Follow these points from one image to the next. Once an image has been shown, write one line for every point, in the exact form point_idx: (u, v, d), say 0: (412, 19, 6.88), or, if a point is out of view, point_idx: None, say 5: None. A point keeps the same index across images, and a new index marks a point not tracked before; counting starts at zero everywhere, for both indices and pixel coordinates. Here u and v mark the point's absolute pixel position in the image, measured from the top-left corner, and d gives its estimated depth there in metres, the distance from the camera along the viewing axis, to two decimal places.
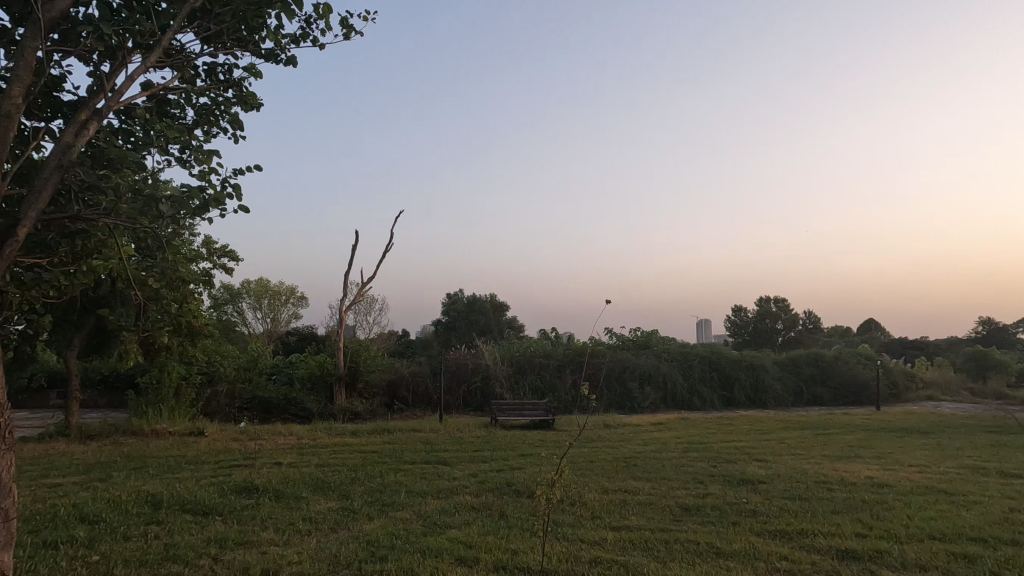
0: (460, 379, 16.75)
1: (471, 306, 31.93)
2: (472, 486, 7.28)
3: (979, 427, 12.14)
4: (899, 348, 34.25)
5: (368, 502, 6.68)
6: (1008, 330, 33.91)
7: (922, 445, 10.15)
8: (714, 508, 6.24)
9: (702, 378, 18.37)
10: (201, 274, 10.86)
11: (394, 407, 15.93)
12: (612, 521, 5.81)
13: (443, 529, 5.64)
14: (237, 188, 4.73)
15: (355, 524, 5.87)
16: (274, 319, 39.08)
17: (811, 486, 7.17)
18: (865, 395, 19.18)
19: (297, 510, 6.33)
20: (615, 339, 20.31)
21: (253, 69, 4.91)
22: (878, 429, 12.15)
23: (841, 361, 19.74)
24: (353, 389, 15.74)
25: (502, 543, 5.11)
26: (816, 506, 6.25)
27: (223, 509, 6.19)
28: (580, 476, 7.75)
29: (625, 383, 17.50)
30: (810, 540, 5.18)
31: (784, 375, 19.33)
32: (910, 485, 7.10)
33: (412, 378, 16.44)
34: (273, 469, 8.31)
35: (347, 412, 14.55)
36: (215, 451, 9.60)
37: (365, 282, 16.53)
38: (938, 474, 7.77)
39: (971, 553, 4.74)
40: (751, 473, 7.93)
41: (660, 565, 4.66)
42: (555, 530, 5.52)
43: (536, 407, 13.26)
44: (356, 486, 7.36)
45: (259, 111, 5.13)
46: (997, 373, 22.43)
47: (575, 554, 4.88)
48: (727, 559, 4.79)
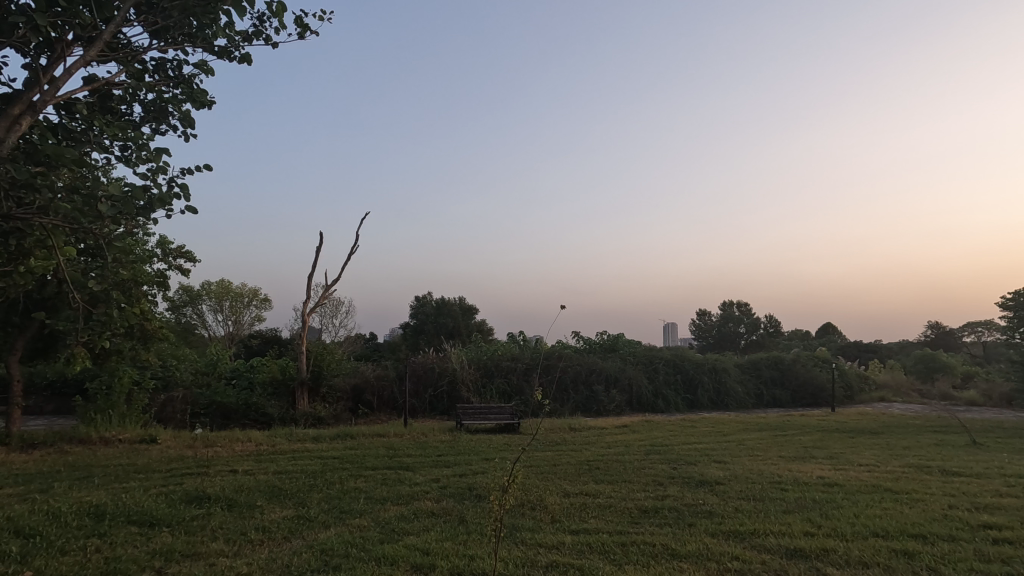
0: (426, 383, 16.64)
1: (440, 309, 31.72)
2: (434, 491, 7.22)
3: (925, 427, 12.67)
4: (854, 351, 35.52)
5: (325, 509, 6.54)
6: (955, 334, 35.58)
7: (871, 444, 10.55)
8: (672, 510, 6.33)
9: (666, 381, 18.68)
10: (155, 275, 10.49)
11: (359, 412, 15.69)
12: (572, 524, 5.84)
13: (401, 535, 5.57)
14: (185, 188, 4.59)
15: (310, 533, 5.75)
16: (236, 322, 38.05)
17: (765, 486, 7.35)
18: (821, 397, 19.82)
19: (250, 519, 6.15)
20: (582, 343, 20.46)
21: (203, 65, 4.78)
22: (833, 429, 12.56)
23: (799, 364, 20.37)
24: (315, 394, 15.41)
25: (460, 549, 5.07)
26: (769, 506, 6.40)
27: (171, 520, 5.97)
28: (542, 479, 7.76)
29: (591, 387, 17.63)
30: (761, 540, 5.31)
31: (745, 377, 19.83)
32: (858, 484, 7.35)
33: (377, 382, 16.26)
34: (228, 477, 8.07)
35: (310, 417, 14.26)
36: (168, 459, 9.28)
37: (329, 284, 16.20)
38: (886, 473, 8.09)
39: (910, 549, 4.94)
40: (709, 474, 8.08)
41: (615, 568, 4.70)
42: (514, 535, 5.52)
43: (502, 411, 13.26)
44: (313, 493, 7.20)
45: (210, 108, 4.99)
46: (943, 374, 23.52)
47: (532, 559, 4.87)
48: (681, 560, 4.87)
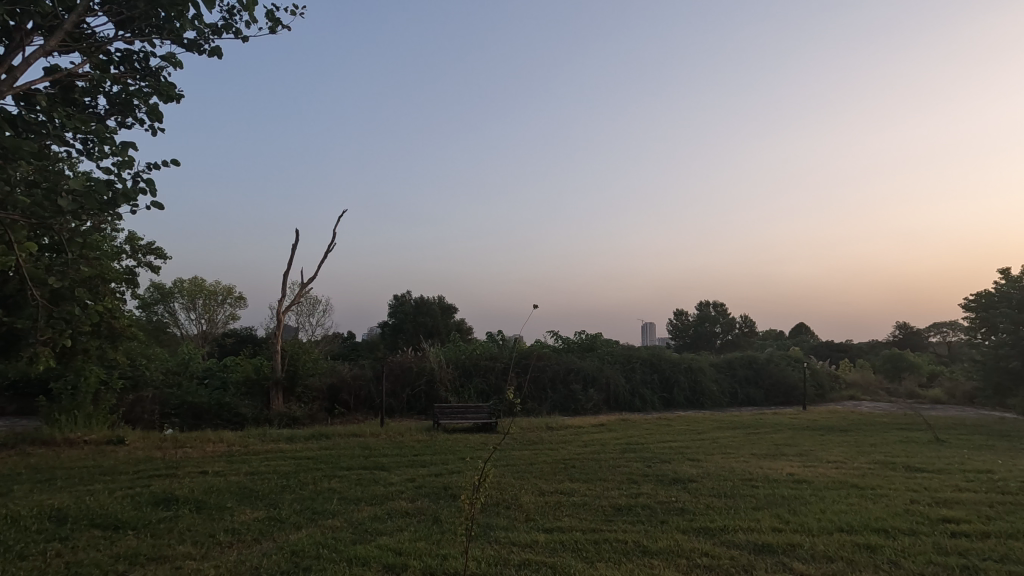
0: (404, 383, 16.53)
1: (419, 307, 31.54)
2: (409, 491, 7.18)
3: (891, 425, 13.03)
4: (826, 351, 36.36)
5: (297, 510, 6.46)
6: (921, 334, 36.64)
7: (840, 442, 10.82)
8: (644, 508, 6.40)
9: (643, 380, 18.86)
10: (123, 272, 10.21)
11: (335, 411, 15.53)
12: (546, 523, 5.87)
13: (374, 536, 5.53)
14: (151, 183, 4.48)
15: (281, 534, 5.67)
16: (210, 321, 37.30)
17: (736, 483, 7.49)
18: (793, 396, 20.23)
19: (219, 521, 6.04)
20: (561, 342, 20.52)
21: (172, 58, 4.67)
22: (803, 427, 12.84)
23: (772, 363, 20.77)
24: (290, 393, 15.15)
25: (434, 549, 5.06)
26: (740, 503, 6.52)
27: (137, 523, 5.84)
28: (518, 478, 7.76)
29: (569, 386, 17.70)
30: (730, 536, 5.40)
31: (720, 376, 20.14)
32: (826, 481, 7.53)
33: (354, 382, 16.11)
34: (197, 479, 7.90)
35: (284, 417, 14.06)
36: (135, 460, 9.06)
37: (305, 282, 15.96)
38: (852, 469, 8.30)
39: (873, 543, 5.08)
40: (683, 472, 8.18)
41: (587, 566, 4.73)
42: (488, 534, 5.53)
43: (479, 410, 13.24)
44: (285, 494, 7.09)
45: (179, 102, 4.88)
46: (910, 373, 24.24)
47: (505, 558, 4.89)
48: (652, 557, 4.93)
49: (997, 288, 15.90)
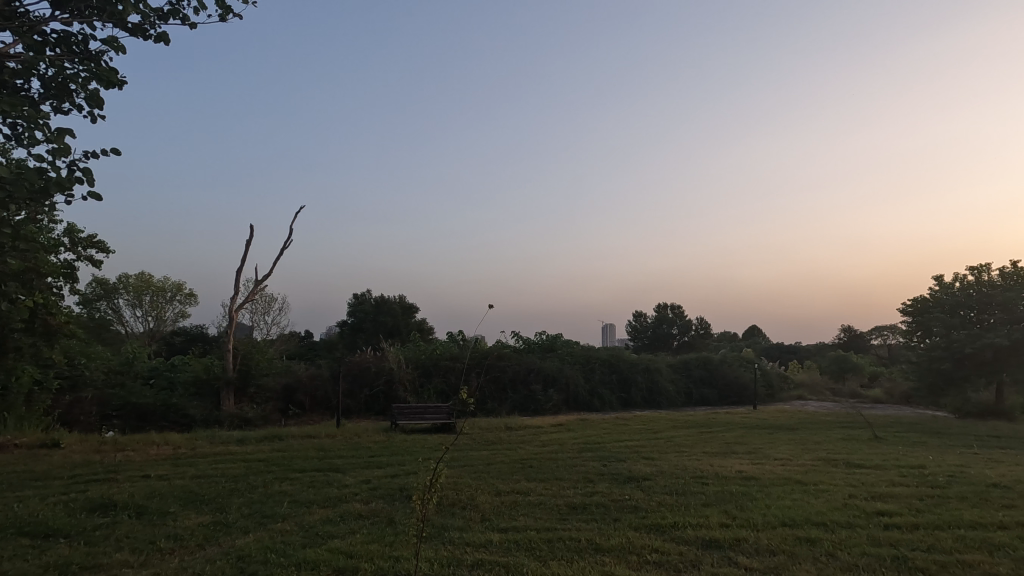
0: (362, 383, 16.28)
1: (380, 306, 31.07)
2: (363, 493, 7.06)
3: (835, 423, 13.64)
4: (776, 352, 37.77)
5: (246, 514, 6.26)
6: (864, 337, 38.47)
7: (787, 440, 11.25)
8: (599, 506, 6.48)
9: (602, 380, 19.13)
10: (61, 266, 9.67)
11: (290, 412, 15.15)
12: (501, 523, 5.88)
13: (325, 539, 5.41)
14: (89, 173, 4.26)
15: (227, 539, 5.48)
16: (158, 318, 35.78)
17: (689, 481, 7.67)
18: (745, 395, 20.89)
19: (160, 527, 5.79)
20: (521, 342, 20.55)
21: (114, 42, 4.46)
22: (753, 426, 13.31)
23: (725, 364, 21.43)
24: (243, 394, 14.67)
25: (386, 551, 4.98)
26: (691, 500, 6.69)
27: (70, 531, 5.54)
28: (474, 479, 7.74)
29: (529, 387, 17.79)
30: (680, 532, 5.54)
31: (676, 377, 20.65)
32: (772, 477, 7.81)
33: (310, 382, 15.73)
34: (139, 483, 7.54)
35: (236, 419, 13.63)
36: (71, 464, 8.58)
37: (259, 280, 15.49)
38: (797, 466, 8.64)
39: (813, 536, 5.30)
40: (637, 471, 8.34)
41: (540, 564, 4.77)
42: (442, 535, 5.49)
43: (439, 410, 13.05)
44: (233, 498, 6.85)
45: (122, 89, 4.66)
46: (853, 374, 25.47)
47: (459, 559, 4.86)
48: (604, 554, 5.00)
49: (931, 294, 16.82)
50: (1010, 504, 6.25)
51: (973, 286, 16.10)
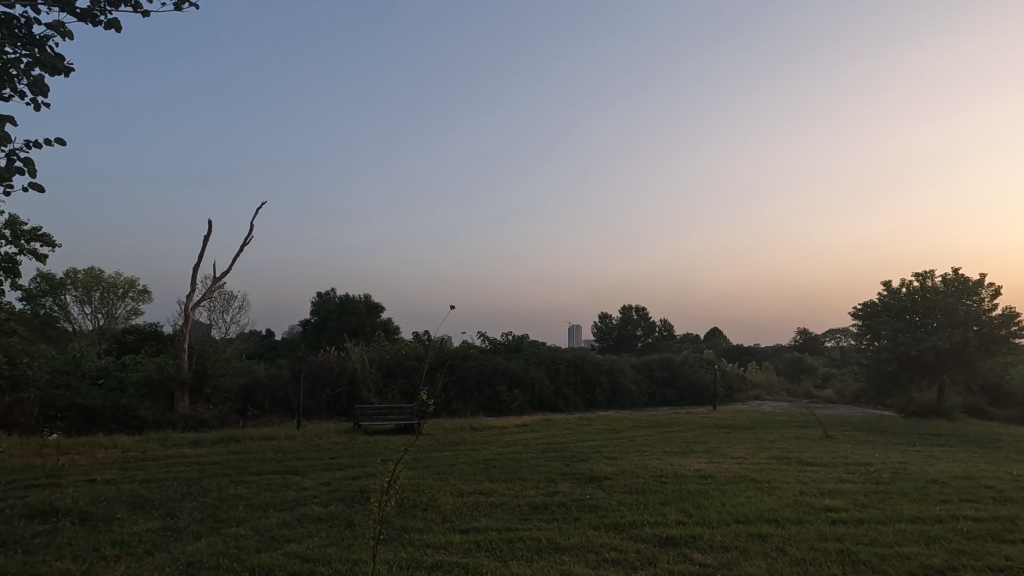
0: (324, 384, 15.97)
1: (344, 306, 30.55)
2: (322, 495, 6.93)
3: (789, 422, 14.11)
4: (736, 354, 38.80)
5: (197, 519, 6.06)
6: (818, 340, 39.87)
7: (744, 439, 11.58)
8: (560, 506, 6.53)
9: (567, 381, 19.28)
10: (2, 260, 9.17)
11: (248, 414, 14.74)
12: (462, 523, 5.86)
13: (281, 543, 5.29)
14: (29, 163, 4.06)
15: (177, 545, 5.31)
16: (108, 315, 34.29)
17: (648, 480, 7.82)
18: (705, 396, 21.40)
19: (106, 534, 5.55)
20: (487, 343, 20.54)
21: (60, 27, 4.26)
22: (712, 425, 13.64)
23: (687, 365, 21.92)
24: (198, 395, 14.27)
25: (344, 554, 4.91)
26: (649, 499, 6.82)
27: (5, 539, 5.26)
28: (436, 480, 7.69)
29: (494, 387, 17.78)
30: (638, 530, 5.65)
31: (639, 378, 21.00)
32: (728, 475, 8.03)
33: (269, 382, 15.35)
34: (84, 488, 7.22)
35: (190, 421, 13.21)
36: (9, 469, 8.15)
37: (217, 277, 15.03)
38: (752, 464, 8.91)
39: (764, 532, 5.48)
40: (598, 470, 8.44)
41: (500, 564, 4.78)
42: (402, 537, 5.44)
43: (402, 411, 12.87)
44: (185, 503, 6.63)
45: (69, 76, 4.45)
46: (807, 374, 26.47)
47: (417, 561, 4.83)
48: (563, 553, 5.05)
49: (880, 299, 17.55)
50: (947, 498, 6.60)
51: (917, 291, 16.87)
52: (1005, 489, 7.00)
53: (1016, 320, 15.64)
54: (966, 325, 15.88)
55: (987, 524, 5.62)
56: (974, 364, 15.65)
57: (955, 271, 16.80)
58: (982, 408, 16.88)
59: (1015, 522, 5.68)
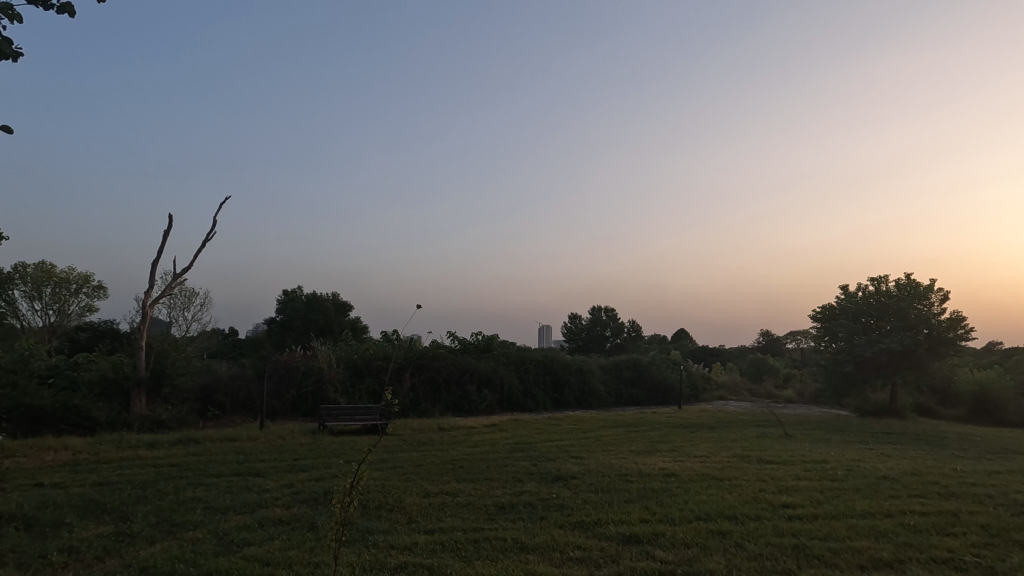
0: (289, 384, 15.65)
1: (311, 303, 29.99)
2: (284, 498, 6.79)
3: (752, 422, 14.48)
4: (702, 355, 39.63)
5: (152, 523, 5.86)
6: (779, 342, 41.08)
7: (707, 438, 11.84)
8: (526, 506, 6.55)
9: (536, 381, 19.36)
10: None
11: (209, 415, 14.36)
12: (427, 524, 5.82)
13: (241, 547, 5.16)
14: None
15: (131, 550, 5.13)
16: (60, 312, 32.80)
17: (614, 479, 7.91)
18: (672, 396, 21.79)
19: (53, 540, 5.32)
20: (457, 342, 20.44)
21: (7, 10, 4.06)
22: (677, 425, 13.90)
23: (654, 365, 22.27)
24: (155, 394, 13.81)
25: (306, 557, 4.81)
26: (614, 497, 6.90)
27: None
28: (403, 480, 7.62)
29: (463, 387, 17.72)
30: (602, 528, 5.71)
31: (607, 378, 21.25)
32: (691, 474, 8.19)
33: (232, 382, 14.97)
34: (30, 492, 6.89)
35: (146, 422, 12.77)
36: None
37: (177, 273, 14.54)
38: (715, 463, 9.12)
39: (724, 529, 5.61)
40: (565, 470, 8.49)
41: (465, 564, 4.78)
42: (366, 539, 5.38)
43: (369, 411, 12.70)
44: (139, 506, 6.40)
45: (16, 60, 4.25)
46: (769, 375, 27.28)
47: (381, 562, 4.78)
48: (528, 553, 5.07)
49: (838, 302, 18.20)
50: (896, 494, 6.89)
51: (873, 295, 17.55)
52: (949, 485, 7.34)
53: (963, 324, 16.41)
54: (917, 329, 16.58)
55: (933, 518, 5.90)
56: (924, 365, 16.38)
57: (907, 276, 17.53)
58: (931, 408, 17.67)
59: (958, 515, 5.97)
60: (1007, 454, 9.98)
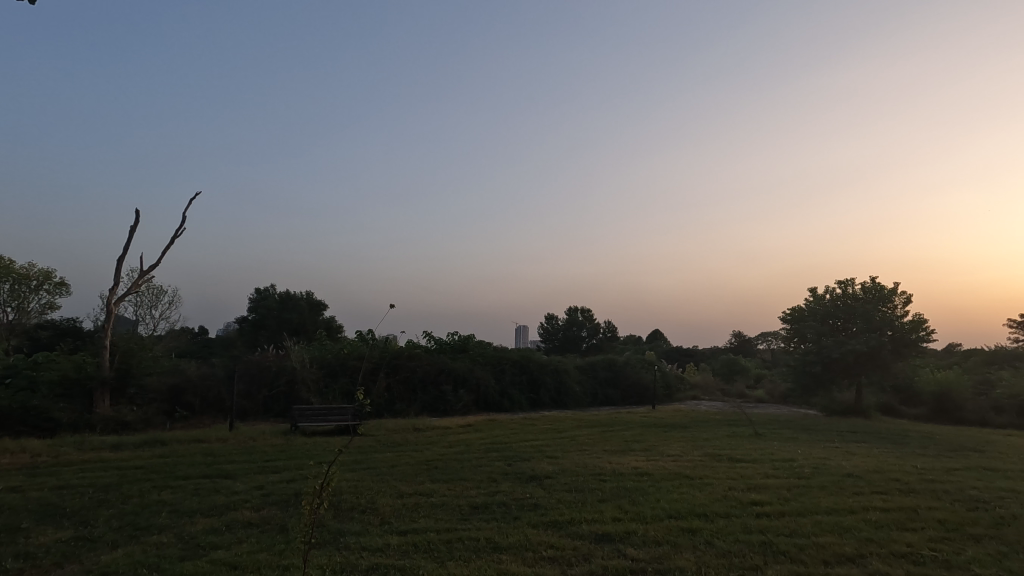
0: (260, 384, 15.37)
1: (285, 302, 29.50)
2: (254, 500, 6.66)
3: (724, 421, 14.74)
4: (676, 355, 40.22)
5: (115, 527, 5.69)
6: (751, 343, 41.97)
7: (680, 437, 12.00)
8: (500, 506, 6.55)
9: (512, 381, 19.38)
10: None
11: (177, 415, 14.02)
12: (400, 525, 5.79)
13: (208, 551, 5.05)
14: None
15: (93, 556, 4.97)
16: (19, 309, 31.61)
17: (588, 478, 7.97)
18: (646, 396, 22.06)
19: (8, 546, 5.12)
20: (433, 343, 20.34)
21: None
22: (651, 424, 14.08)
23: (629, 365, 22.51)
24: (120, 395, 13.40)
25: (275, 560, 4.74)
26: (588, 497, 6.96)
27: None
28: (376, 481, 7.56)
29: (439, 387, 17.65)
30: (576, 528, 5.75)
31: (583, 378, 21.40)
32: (663, 473, 8.29)
33: (201, 382, 14.63)
34: None
35: (111, 423, 12.41)
36: None
37: (145, 270, 14.12)
38: (687, 461, 9.26)
39: (694, 527, 5.70)
40: (540, 469, 8.52)
41: (437, 565, 4.75)
42: (337, 541, 5.32)
43: (343, 412, 12.55)
44: (101, 510, 6.20)
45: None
46: (741, 375, 27.85)
47: (353, 564, 4.73)
48: (501, 552, 5.08)
49: (808, 304, 18.64)
50: (860, 491, 7.10)
51: (840, 298, 18.03)
52: (909, 482, 7.60)
53: (925, 326, 16.97)
54: (881, 330, 17.10)
55: (894, 514, 6.09)
56: (887, 366, 16.91)
57: (873, 280, 18.05)
58: (894, 407, 18.24)
59: (917, 511, 6.19)
60: (965, 452, 10.37)
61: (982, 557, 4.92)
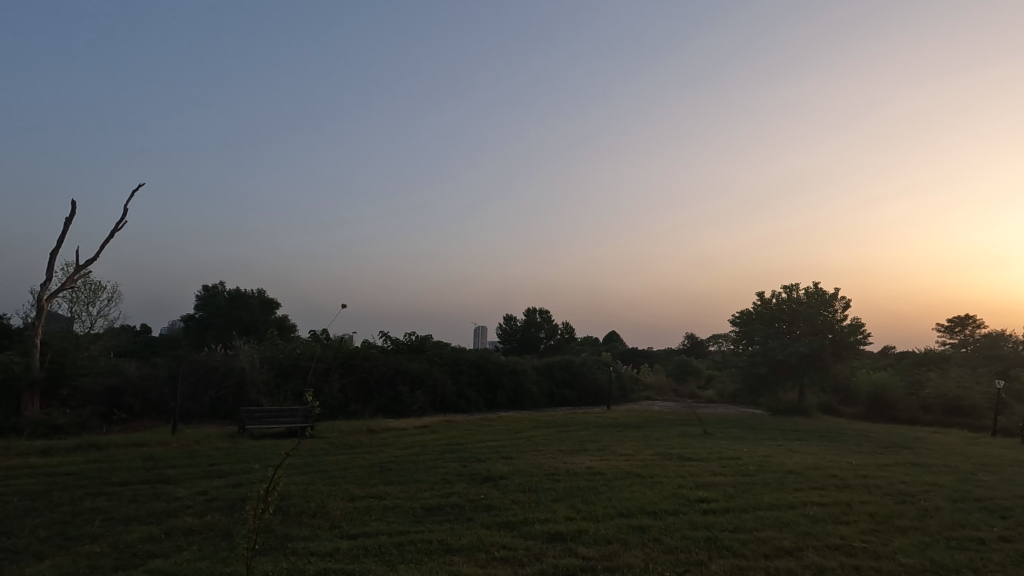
0: (207, 384, 14.79)
1: (234, 300, 28.41)
2: (196, 506, 6.39)
3: (675, 420, 15.14)
4: (632, 356, 41.04)
5: (42, 538, 5.36)
6: (702, 344, 43.28)
7: (633, 437, 12.24)
8: (454, 507, 6.53)
9: (470, 381, 19.31)
10: None
11: (114, 418, 13.33)
12: (351, 529, 5.68)
13: (145, 560, 4.82)
14: None
15: (14, 568, 4.66)
16: None
17: (542, 478, 8.03)
18: (602, 396, 22.45)
19: None
20: (390, 343, 20.04)
21: None
22: (606, 424, 14.32)
23: (585, 366, 22.82)
24: (52, 397, 12.61)
25: (217, 568, 4.56)
26: (542, 497, 7.01)
27: None
28: (328, 484, 7.39)
29: (395, 387, 17.39)
30: (529, 528, 5.78)
31: (540, 378, 21.56)
32: (616, 472, 8.44)
33: (142, 383, 13.96)
34: None
35: (40, 427, 11.68)
36: None
37: (81, 265, 13.34)
38: (639, 460, 9.45)
39: (644, 524, 5.84)
40: (495, 470, 8.53)
41: (388, 569, 4.69)
42: (284, 547, 5.17)
43: (295, 414, 12.16)
44: (26, 520, 5.82)
45: None
46: (692, 376, 28.76)
47: (300, 570, 4.62)
48: (453, 554, 5.06)
49: (756, 307, 19.36)
50: (799, 487, 7.44)
51: (785, 302, 18.82)
52: (845, 477, 8.00)
53: (862, 330, 17.92)
54: (822, 333, 17.96)
55: (830, 508, 6.40)
56: (827, 367, 17.76)
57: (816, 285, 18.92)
58: (834, 407, 19.16)
59: (851, 505, 6.52)
60: (896, 449, 11.00)
61: (907, 547, 5.25)
